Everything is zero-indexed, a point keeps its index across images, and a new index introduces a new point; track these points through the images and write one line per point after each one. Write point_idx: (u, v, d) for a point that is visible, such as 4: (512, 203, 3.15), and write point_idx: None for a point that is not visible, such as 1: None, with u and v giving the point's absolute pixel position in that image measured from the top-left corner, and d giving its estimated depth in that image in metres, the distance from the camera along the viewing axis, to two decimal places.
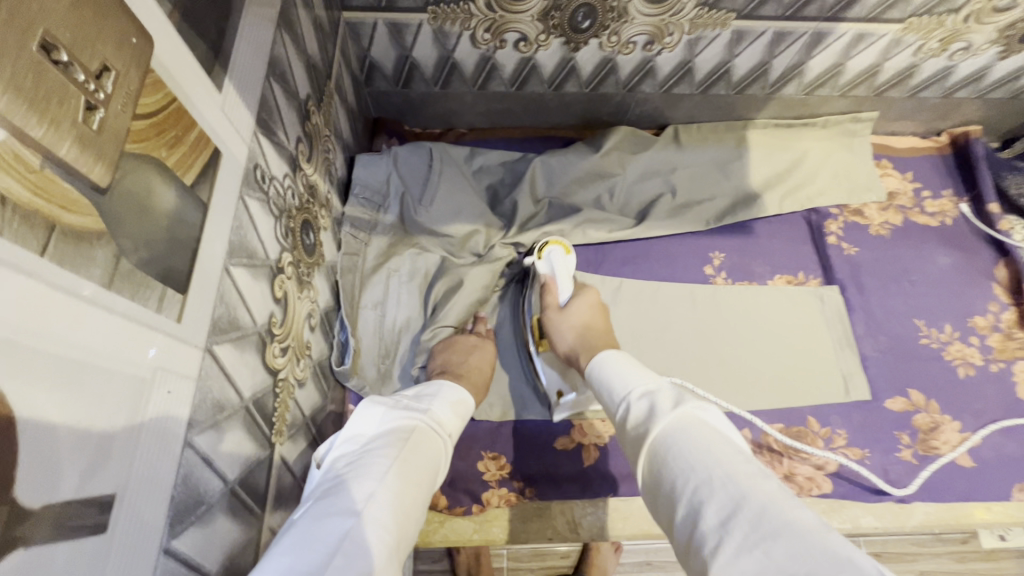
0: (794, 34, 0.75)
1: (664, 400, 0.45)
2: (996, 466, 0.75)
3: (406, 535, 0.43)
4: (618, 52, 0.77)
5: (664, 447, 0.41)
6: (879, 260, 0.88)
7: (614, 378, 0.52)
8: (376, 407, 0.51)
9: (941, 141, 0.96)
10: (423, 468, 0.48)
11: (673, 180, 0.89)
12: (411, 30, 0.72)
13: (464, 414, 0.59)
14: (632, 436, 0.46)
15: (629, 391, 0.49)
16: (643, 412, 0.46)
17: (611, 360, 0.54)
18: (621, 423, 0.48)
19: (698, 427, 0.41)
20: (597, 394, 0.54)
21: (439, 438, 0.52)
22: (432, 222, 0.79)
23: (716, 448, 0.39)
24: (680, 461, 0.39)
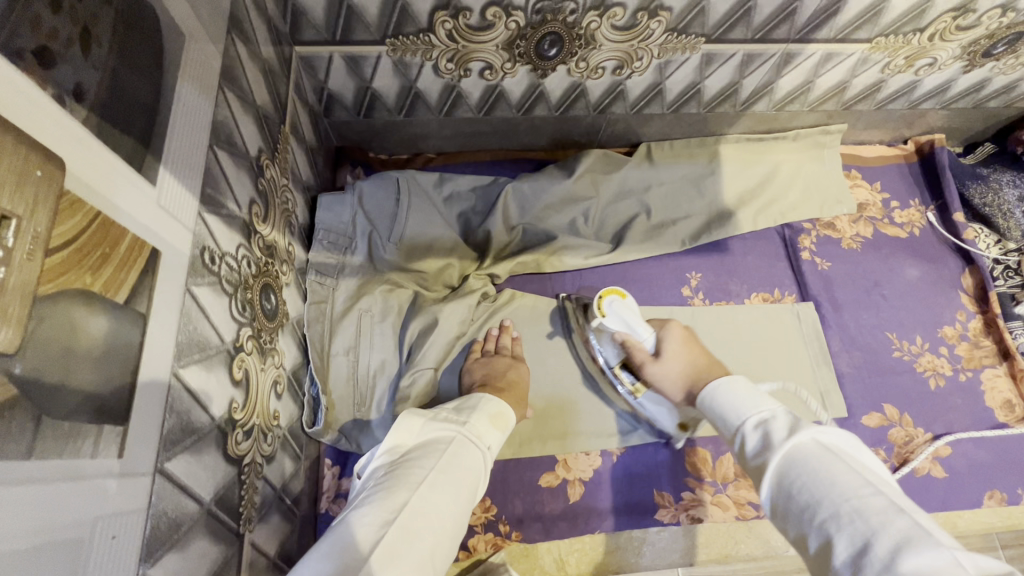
0: (763, 55, 0.73)
1: (779, 430, 0.46)
2: (966, 474, 0.78)
3: (443, 547, 0.47)
4: (586, 77, 0.74)
5: (790, 479, 0.43)
6: (851, 273, 0.88)
7: (726, 401, 0.53)
8: (414, 419, 0.56)
9: (906, 149, 0.97)
10: (460, 482, 0.52)
11: (648, 200, 0.88)
12: (370, 62, 0.68)
13: (505, 425, 0.63)
14: (750, 464, 0.48)
15: (742, 418, 0.50)
16: (759, 441, 0.47)
17: (720, 391, 0.54)
18: (738, 444, 0.50)
19: (818, 454, 0.43)
20: (708, 415, 0.55)
21: (477, 452, 0.56)
22: (404, 259, 0.77)
23: (840, 477, 0.40)
24: (806, 493, 0.41)
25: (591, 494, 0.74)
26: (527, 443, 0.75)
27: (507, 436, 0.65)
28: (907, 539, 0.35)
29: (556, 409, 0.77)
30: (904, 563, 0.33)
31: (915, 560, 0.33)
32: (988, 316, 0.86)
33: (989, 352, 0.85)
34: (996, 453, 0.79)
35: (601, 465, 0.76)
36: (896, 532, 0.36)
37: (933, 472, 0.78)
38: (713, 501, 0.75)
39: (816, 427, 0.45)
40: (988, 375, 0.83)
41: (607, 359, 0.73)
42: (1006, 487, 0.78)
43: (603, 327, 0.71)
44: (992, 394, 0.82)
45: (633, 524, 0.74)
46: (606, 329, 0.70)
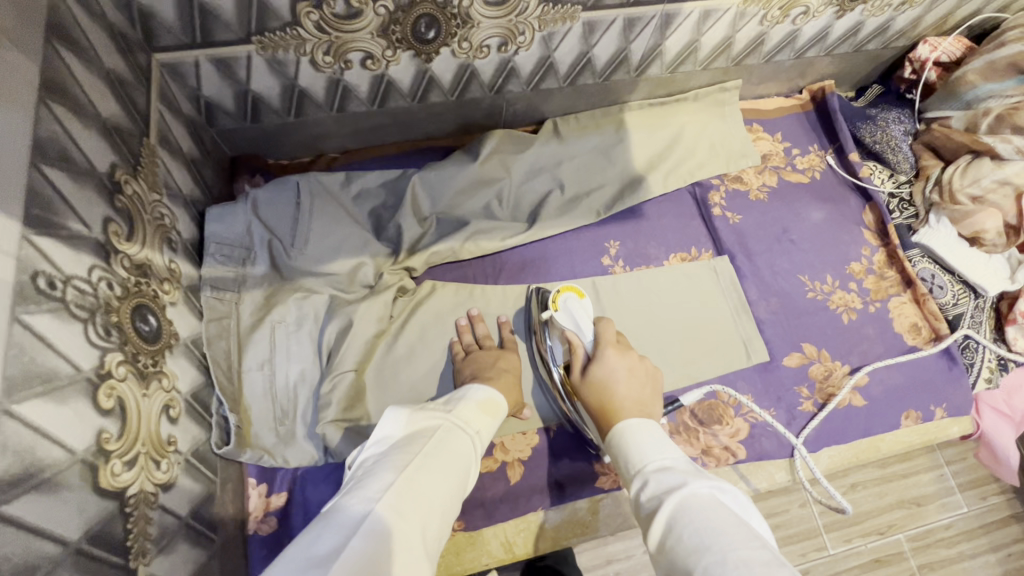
0: (644, 18, 0.74)
1: (682, 480, 0.50)
2: (883, 399, 0.82)
3: (434, 527, 0.49)
4: (473, 58, 0.74)
5: (680, 522, 0.46)
6: (760, 223, 0.91)
7: (636, 451, 0.57)
8: (402, 411, 0.58)
9: (802, 99, 1.01)
10: (451, 465, 0.54)
11: (560, 175, 0.88)
12: (241, 63, 0.65)
13: (494, 414, 0.65)
14: (645, 508, 0.51)
15: (647, 467, 0.54)
16: (661, 488, 0.51)
17: (627, 431, 0.60)
18: (636, 496, 0.53)
19: (712, 507, 0.46)
20: (620, 470, 0.59)
21: (465, 437, 0.58)
22: (311, 263, 0.73)
23: (728, 529, 0.44)
24: (694, 537, 0.44)
25: (531, 472, 0.75)
26: None
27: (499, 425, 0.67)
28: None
29: None
30: None
31: None
32: (890, 248, 0.91)
33: (894, 282, 0.89)
34: (910, 376, 0.84)
35: (538, 442, 0.76)
36: None
37: (853, 401, 0.82)
38: None
39: (710, 481, 0.49)
40: (895, 303, 0.88)
41: (554, 358, 0.75)
42: (919, 407, 0.83)
43: (555, 323, 0.75)
44: (900, 320, 0.87)
45: (575, 494, 0.75)
46: (557, 323, 0.74)
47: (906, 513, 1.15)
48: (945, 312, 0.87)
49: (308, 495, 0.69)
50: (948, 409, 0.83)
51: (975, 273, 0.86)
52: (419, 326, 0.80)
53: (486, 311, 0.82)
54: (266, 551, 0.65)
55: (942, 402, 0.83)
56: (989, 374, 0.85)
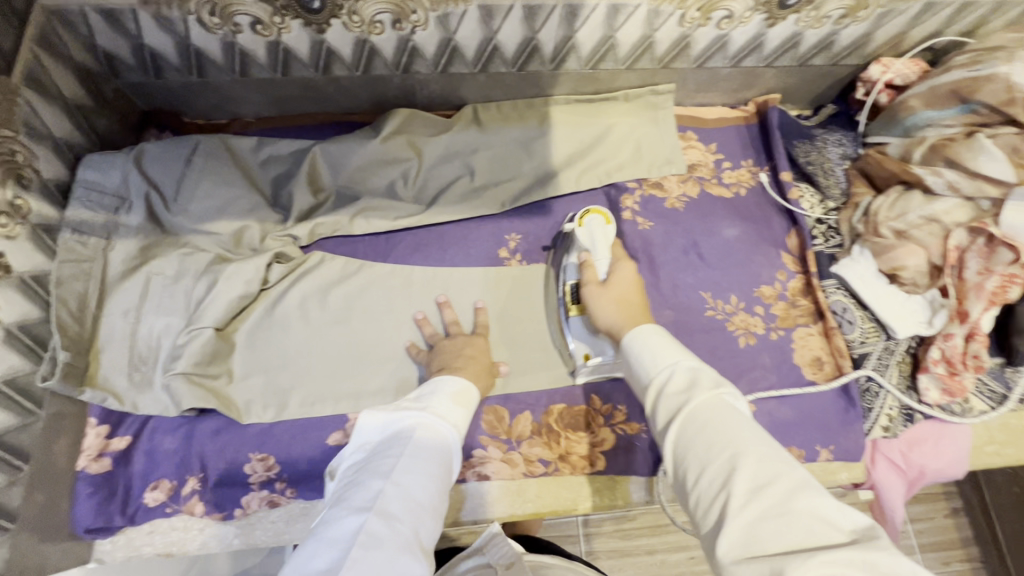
0: (545, 7, 0.72)
1: (704, 377, 0.52)
2: (766, 432, 0.78)
3: (427, 521, 0.50)
4: (368, 33, 0.73)
5: (703, 417, 0.48)
6: (670, 233, 0.87)
7: (656, 348, 0.57)
8: (374, 415, 0.59)
9: (747, 111, 0.96)
10: (437, 459, 0.55)
11: (471, 163, 0.87)
12: (128, 16, 0.67)
13: (470, 404, 0.65)
14: (663, 403, 0.52)
15: (672, 363, 0.55)
16: (684, 384, 0.52)
17: (645, 332, 0.59)
18: (655, 387, 0.54)
19: (731, 408, 0.49)
20: (632, 362, 0.58)
21: (443, 429, 0.59)
22: (193, 220, 0.75)
23: (745, 429, 0.47)
24: (720, 434, 0.47)
25: None
26: (313, 407, 0.75)
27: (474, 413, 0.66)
28: (798, 490, 0.42)
29: (346, 368, 0.77)
30: (800, 506, 0.41)
31: (814, 503, 0.41)
32: (807, 276, 0.85)
33: (804, 311, 0.84)
34: (801, 411, 0.79)
35: None
36: (790, 477, 0.43)
37: None
38: (504, 458, 0.75)
39: (726, 385, 0.52)
40: (801, 333, 0.83)
41: (566, 277, 0.79)
42: (804, 444, 0.78)
43: (575, 238, 0.80)
44: (802, 351, 0.82)
45: None
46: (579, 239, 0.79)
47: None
48: (852, 350, 0.81)
49: (155, 442, 0.70)
50: (836, 452, 0.78)
51: (886, 310, 0.79)
52: (297, 294, 0.79)
53: (368, 289, 0.81)
54: (93, 489, 0.67)
55: (830, 443, 0.78)
56: (887, 422, 0.79)
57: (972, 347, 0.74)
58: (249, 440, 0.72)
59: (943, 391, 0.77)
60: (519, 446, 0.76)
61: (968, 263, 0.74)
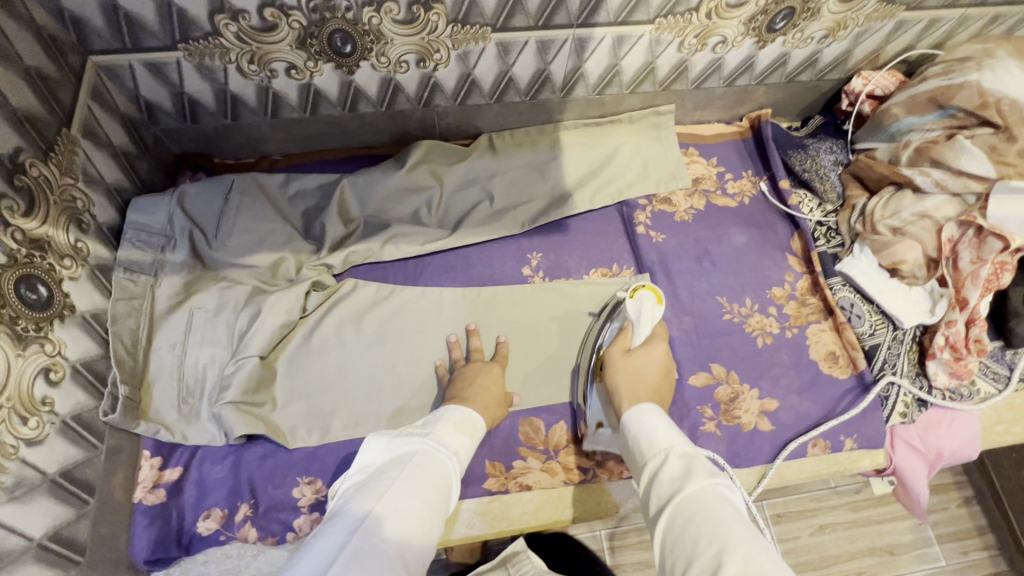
0: (556, 41, 0.78)
1: (700, 468, 0.54)
2: (791, 427, 0.81)
3: (416, 550, 0.51)
4: (394, 72, 0.79)
5: (694, 507, 0.50)
6: (682, 244, 0.92)
7: (655, 431, 0.61)
8: (379, 441, 0.61)
9: (742, 126, 1.03)
10: (433, 487, 0.56)
11: (490, 188, 0.93)
12: (172, 68, 0.72)
13: (473, 433, 0.67)
14: (660, 488, 0.55)
15: (667, 446, 0.58)
16: (679, 471, 0.55)
17: (648, 412, 0.64)
18: (653, 472, 0.57)
19: (725, 501, 0.50)
20: (632, 442, 0.62)
21: (444, 456, 0.61)
22: (232, 254, 0.79)
23: (738, 526, 0.48)
24: (707, 522, 0.48)
25: None
26: (357, 428, 0.77)
27: (479, 442, 0.69)
28: None
29: (386, 388, 0.80)
30: None
31: None
32: (813, 275, 0.90)
33: (815, 309, 0.89)
34: (823, 404, 0.83)
35: None
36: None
37: (759, 425, 0.81)
38: (543, 467, 0.78)
39: (724, 477, 0.53)
40: (814, 330, 0.87)
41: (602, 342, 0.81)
42: (829, 436, 0.81)
43: (623, 308, 0.82)
44: (817, 347, 0.86)
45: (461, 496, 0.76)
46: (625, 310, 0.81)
47: (878, 560, 1.14)
48: (862, 342, 0.86)
49: (205, 471, 0.72)
50: (859, 441, 0.81)
51: (891, 304, 0.85)
52: (335, 321, 0.82)
53: (402, 313, 0.85)
54: (149, 520, 0.68)
55: (852, 432, 0.81)
56: (904, 409, 0.83)
57: (973, 331, 0.80)
58: (299, 465, 0.74)
59: (951, 375, 0.82)
60: (558, 455, 0.78)
61: (962, 254, 0.80)
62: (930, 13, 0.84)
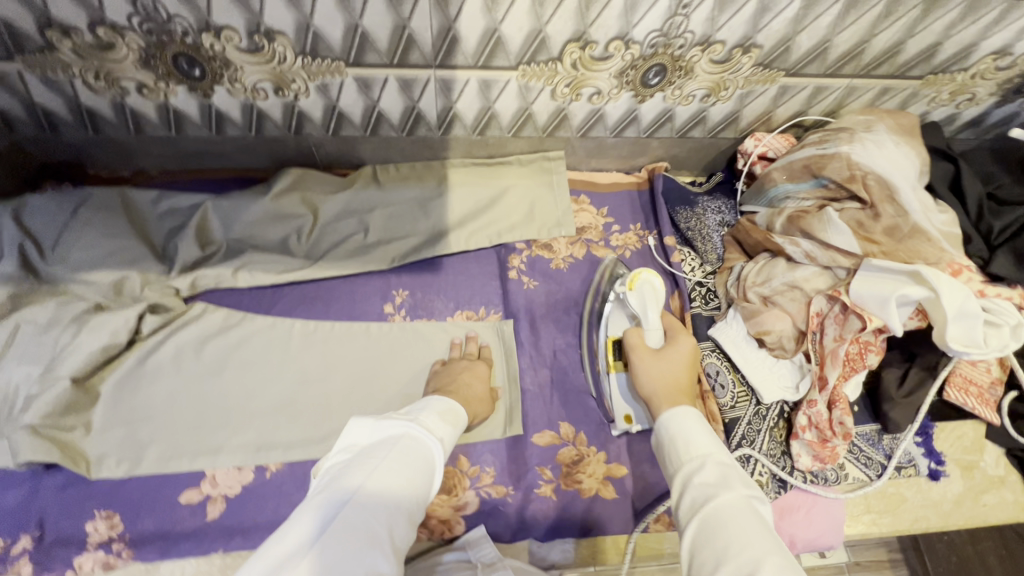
0: (418, 80, 0.77)
1: (736, 479, 0.52)
2: (633, 499, 0.77)
3: (401, 528, 0.50)
4: (253, 98, 0.78)
5: (724, 515, 0.49)
6: (554, 293, 0.89)
7: (692, 433, 0.58)
8: (363, 421, 0.58)
9: (640, 177, 1.01)
10: (419, 470, 0.55)
11: (368, 220, 0.90)
12: (15, 79, 0.71)
13: (456, 423, 0.66)
14: (692, 492, 0.53)
15: (704, 452, 0.55)
16: (714, 478, 0.53)
17: (685, 415, 0.60)
18: (685, 474, 0.55)
19: (755, 513, 0.49)
20: (664, 440, 0.59)
21: (429, 442, 0.59)
22: (70, 270, 0.77)
23: (772, 539, 0.47)
24: (743, 534, 0.47)
25: (232, 509, 0.73)
26: (171, 462, 0.73)
27: (459, 436, 0.67)
28: None
29: (212, 421, 0.77)
30: None
31: None
32: None
33: None
34: None
35: (250, 480, 0.75)
36: None
37: (601, 492, 0.76)
38: None
39: (754, 489, 0.52)
40: None
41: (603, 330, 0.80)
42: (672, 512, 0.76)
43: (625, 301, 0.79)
44: None
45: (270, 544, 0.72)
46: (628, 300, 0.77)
47: None
48: (724, 414, 0.81)
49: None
50: None
51: (755, 375, 0.81)
52: (171, 346, 0.79)
53: (248, 342, 0.82)
54: None
55: None
56: (757, 489, 0.77)
57: (835, 414, 0.74)
58: (98, 496, 0.71)
59: (815, 457, 0.78)
60: None
61: (827, 330, 0.76)
62: (813, 80, 0.83)
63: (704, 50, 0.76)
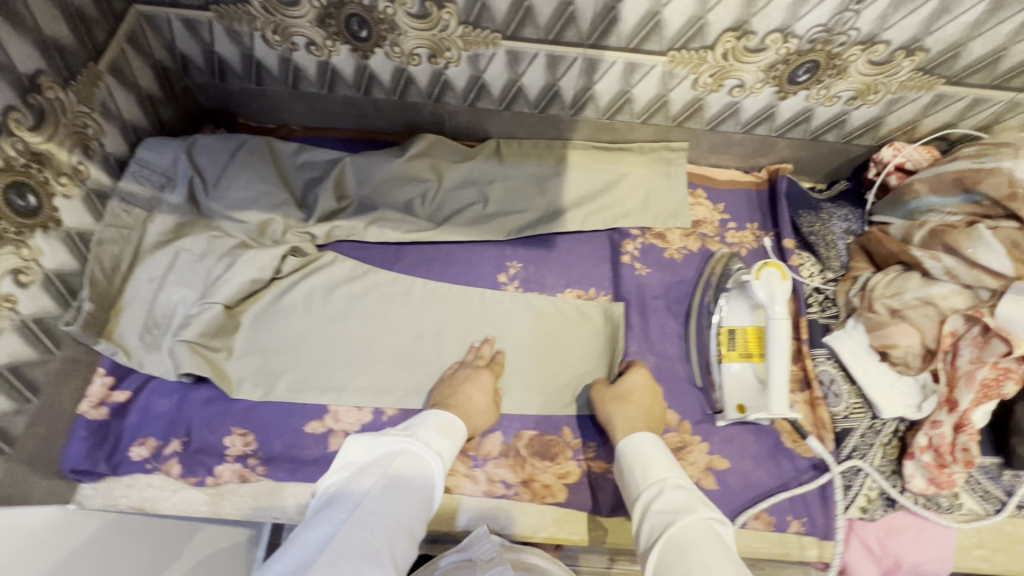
0: (566, 59, 0.78)
1: (692, 503, 0.57)
2: (734, 492, 0.77)
3: (402, 546, 0.54)
4: (407, 63, 0.82)
5: (681, 541, 0.53)
6: (666, 282, 0.89)
7: (648, 456, 0.64)
8: (362, 438, 0.61)
9: (759, 177, 0.99)
10: (418, 486, 0.58)
11: (487, 191, 0.93)
12: (205, 27, 0.78)
13: (456, 435, 0.68)
14: (651, 519, 0.57)
15: (661, 478, 0.61)
16: (674, 504, 0.57)
17: (647, 439, 0.66)
18: (646, 502, 0.59)
19: (710, 535, 0.53)
20: (627, 468, 0.65)
21: (426, 457, 0.62)
22: (226, 207, 0.84)
23: (725, 559, 0.50)
24: (698, 560, 0.51)
25: None
26: (301, 394, 0.79)
27: (461, 446, 0.69)
28: None
29: (337, 361, 0.82)
30: None
31: None
32: (798, 343, 0.84)
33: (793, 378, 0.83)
34: (776, 478, 0.78)
35: (368, 420, 0.79)
36: None
37: (701, 481, 0.77)
38: (467, 474, 0.76)
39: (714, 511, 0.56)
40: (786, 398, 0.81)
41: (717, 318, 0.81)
42: (774, 512, 0.75)
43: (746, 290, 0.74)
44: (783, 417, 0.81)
45: None
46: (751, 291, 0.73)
47: None
48: (835, 423, 0.79)
49: (152, 402, 0.76)
50: (806, 526, 0.75)
51: (874, 387, 0.78)
52: (305, 287, 0.85)
53: (372, 293, 0.86)
54: (86, 434, 0.72)
55: (802, 515, 0.75)
56: (865, 503, 0.76)
57: (960, 438, 0.72)
58: (238, 416, 0.77)
59: (929, 481, 0.74)
60: (485, 465, 0.77)
61: (962, 351, 0.73)
62: (973, 91, 0.79)
63: (865, 50, 0.73)
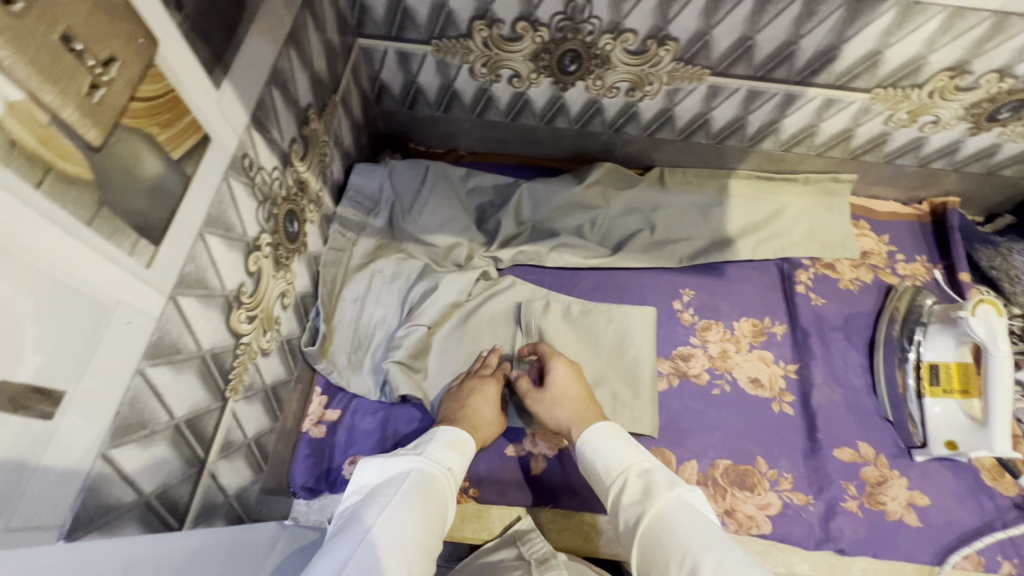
0: (766, 93, 0.80)
1: (659, 485, 0.55)
2: (943, 530, 0.75)
3: (421, 562, 0.49)
4: (602, 95, 0.84)
5: (663, 525, 0.51)
6: (844, 313, 0.90)
7: (609, 452, 0.61)
8: (373, 461, 0.59)
9: (920, 209, 0.99)
10: (431, 505, 0.55)
11: (653, 219, 0.94)
12: (417, 59, 0.81)
13: (465, 453, 0.66)
14: (626, 510, 0.56)
15: (623, 467, 0.59)
16: (638, 490, 0.56)
17: (597, 436, 0.63)
18: (616, 496, 0.58)
19: (684, 510, 0.52)
20: (588, 467, 0.63)
21: (439, 478, 0.60)
22: (419, 230, 0.87)
23: (695, 530, 0.49)
24: (674, 540, 0.49)
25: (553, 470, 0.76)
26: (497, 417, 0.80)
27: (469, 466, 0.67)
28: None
29: None
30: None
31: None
32: None
33: None
34: (979, 515, 0.76)
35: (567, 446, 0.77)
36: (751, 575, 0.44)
37: (905, 517, 0.75)
38: None
39: (675, 486, 0.55)
40: None
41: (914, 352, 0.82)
42: (984, 552, 0.73)
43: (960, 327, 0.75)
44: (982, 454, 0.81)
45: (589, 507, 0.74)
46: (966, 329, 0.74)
47: None
48: None
49: (357, 421, 0.77)
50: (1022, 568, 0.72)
51: None
52: (492, 310, 0.85)
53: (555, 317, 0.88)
54: (309, 451, 0.74)
55: (1014, 556, 0.73)
56: None
57: None
58: None
59: None
60: None
61: None
62: None
63: None
